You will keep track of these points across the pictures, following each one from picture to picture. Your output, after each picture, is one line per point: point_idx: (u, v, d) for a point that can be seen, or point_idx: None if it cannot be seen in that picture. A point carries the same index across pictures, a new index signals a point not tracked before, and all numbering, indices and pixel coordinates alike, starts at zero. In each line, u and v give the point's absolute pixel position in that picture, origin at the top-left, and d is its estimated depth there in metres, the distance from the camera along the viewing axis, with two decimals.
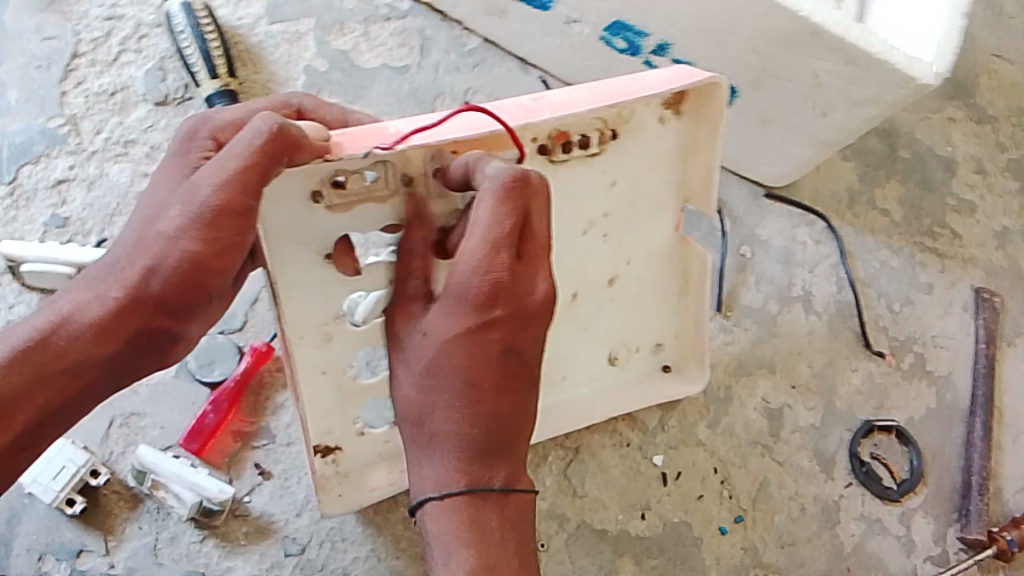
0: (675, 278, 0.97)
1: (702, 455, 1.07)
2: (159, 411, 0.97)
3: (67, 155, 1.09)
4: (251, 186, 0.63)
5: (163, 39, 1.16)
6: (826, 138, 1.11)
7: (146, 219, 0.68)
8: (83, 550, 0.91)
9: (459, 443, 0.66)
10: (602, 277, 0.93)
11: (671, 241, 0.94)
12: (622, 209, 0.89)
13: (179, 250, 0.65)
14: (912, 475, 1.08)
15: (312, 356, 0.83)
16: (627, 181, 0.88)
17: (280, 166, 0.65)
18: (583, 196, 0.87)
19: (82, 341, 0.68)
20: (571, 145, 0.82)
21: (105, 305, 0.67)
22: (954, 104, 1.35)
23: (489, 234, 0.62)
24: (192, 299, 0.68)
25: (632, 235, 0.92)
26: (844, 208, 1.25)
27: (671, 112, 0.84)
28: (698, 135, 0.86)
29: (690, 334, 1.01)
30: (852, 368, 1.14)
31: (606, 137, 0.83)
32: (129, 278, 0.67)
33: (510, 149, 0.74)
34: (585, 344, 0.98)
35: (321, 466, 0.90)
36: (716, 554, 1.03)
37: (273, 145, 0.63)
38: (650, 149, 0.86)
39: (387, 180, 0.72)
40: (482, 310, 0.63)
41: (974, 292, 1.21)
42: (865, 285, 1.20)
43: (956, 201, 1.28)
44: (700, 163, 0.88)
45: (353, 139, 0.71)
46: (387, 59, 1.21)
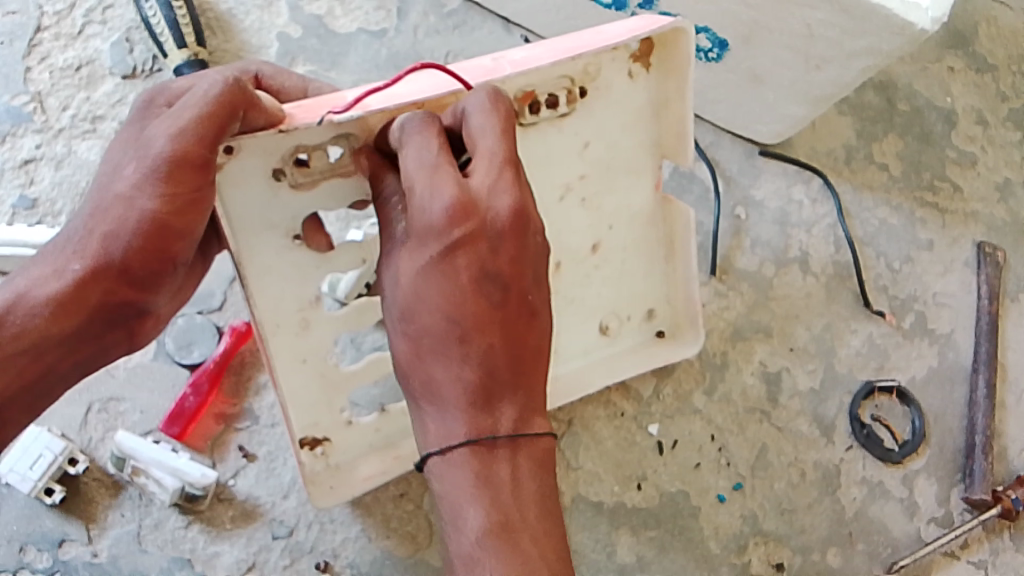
0: (660, 239, 0.94)
1: (698, 424, 1.04)
2: (139, 395, 0.95)
3: (34, 134, 1.05)
4: (209, 136, 0.61)
5: (130, 9, 1.12)
6: (821, 94, 1.07)
7: (102, 185, 0.66)
8: (65, 539, 0.88)
9: (458, 389, 0.60)
10: (584, 245, 0.90)
11: (652, 202, 0.91)
12: (598, 172, 0.86)
13: (138, 209, 0.64)
14: (914, 437, 1.05)
15: (291, 346, 0.80)
16: (601, 142, 0.84)
17: (235, 123, 0.63)
18: (556, 161, 0.83)
19: (42, 317, 0.64)
20: (538, 105, 0.78)
21: (65, 278, 0.64)
22: (953, 54, 1.31)
23: (425, 164, 0.59)
24: (155, 269, 0.67)
25: (612, 198, 0.89)
26: (841, 165, 1.22)
27: (638, 66, 0.81)
28: (668, 90, 0.83)
29: (681, 299, 0.98)
30: (852, 330, 1.11)
31: (574, 96, 0.79)
32: (90, 247, 0.64)
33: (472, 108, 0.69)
34: (575, 315, 0.95)
35: (311, 461, 0.87)
36: (715, 523, 1.00)
37: (229, 97, 0.62)
38: (619, 106, 0.82)
39: (353, 156, 0.69)
40: (444, 235, 0.58)
41: (976, 248, 1.18)
42: (864, 245, 1.17)
43: (957, 155, 1.24)
44: (673, 117, 0.84)
45: (309, 110, 0.68)
46: (364, 24, 1.17)
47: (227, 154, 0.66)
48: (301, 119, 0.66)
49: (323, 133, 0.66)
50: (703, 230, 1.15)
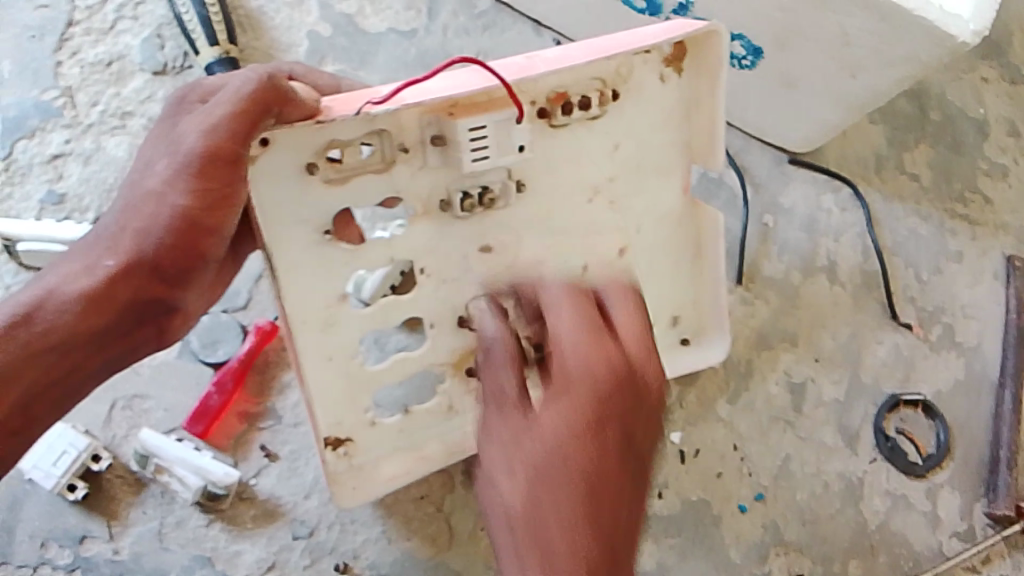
0: (689, 240, 0.92)
1: (721, 432, 1.04)
2: (163, 394, 0.95)
3: (63, 129, 1.05)
4: (243, 131, 0.63)
5: (160, 5, 1.13)
6: (852, 101, 1.06)
7: (133, 181, 0.67)
8: (87, 536, 0.88)
9: (578, 563, 0.51)
10: (613, 247, 0.87)
11: (682, 204, 0.89)
12: (627, 173, 0.84)
13: (170, 204, 0.64)
14: (938, 451, 1.05)
15: (317, 344, 0.80)
16: (632, 143, 0.82)
17: (268, 120, 0.65)
18: (587, 162, 0.81)
19: (73, 312, 0.64)
20: (571, 106, 0.76)
21: (95, 274, 0.64)
22: (987, 63, 1.30)
23: (573, 337, 0.58)
24: (185, 266, 0.67)
25: (641, 200, 0.86)
26: (871, 173, 1.21)
27: (671, 67, 0.80)
28: (700, 92, 0.81)
29: (708, 300, 0.96)
30: (878, 340, 1.10)
31: (607, 98, 0.77)
32: (121, 243, 0.65)
33: (507, 107, 0.70)
34: None
35: (334, 461, 0.87)
36: (736, 532, 0.99)
37: (262, 92, 0.64)
38: (650, 108, 0.81)
39: (383, 152, 0.71)
40: (600, 383, 0.55)
41: (1006, 260, 1.17)
42: (893, 254, 1.16)
43: (988, 165, 1.23)
44: (705, 119, 0.82)
45: (342, 104, 0.68)
46: (394, 23, 1.16)
47: (262, 146, 0.67)
48: (332, 110, 0.66)
49: (356, 127, 0.68)
50: (730, 236, 1.15)
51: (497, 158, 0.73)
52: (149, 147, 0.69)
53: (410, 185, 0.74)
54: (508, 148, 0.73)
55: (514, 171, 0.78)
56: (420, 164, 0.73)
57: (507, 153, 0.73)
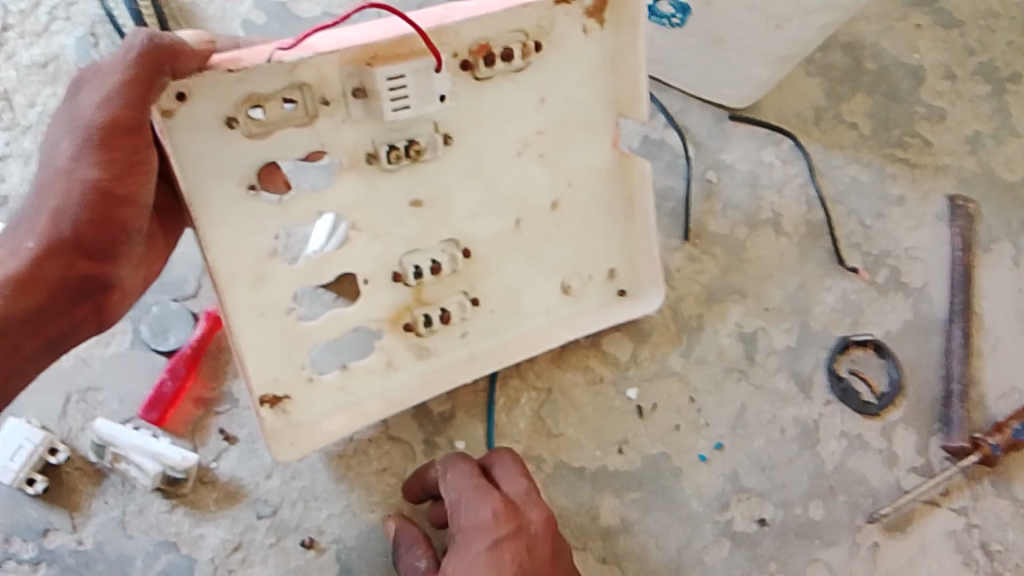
0: (621, 197, 0.94)
1: (675, 385, 1.05)
2: (116, 382, 0.95)
3: (2, 132, 1.04)
4: (138, 96, 0.65)
5: (92, 4, 1.13)
6: (780, 52, 1.07)
7: (42, 164, 0.68)
8: (50, 529, 0.89)
9: None
10: (544, 202, 0.90)
11: (611, 158, 0.91)
12: (555, 128, 0.86)
13: (81, 179, 0.66)
14: (891, 390, 1.06)
15: (249, 299, 0.80)
16: (558, 97, 0.84)
17: (163, 79, 0.66)
18: (514, 117, 0.83)
19: (3, 296, 0.64)
20: (493, 58, 0.77)
21: (20, 256, 0.65)
22: (919, 11, 1.37)
23: None
24: (110, 239, 0.68)
25: (571, 155, 0.88)
26: (811, 125, 1.24)
27: (593, 21, 0.82)
28: (623, 45, 0.83)
29: (643, 254, 0.98)
30: (825, 287, 1.12)
31: (529, 50, 0.78)
32: (40, 224, 0.66)
33: (426, 57, 0.73)
34: (536, 275, 0.94)
35: (272, 419, 0.88)
36: (697, 483, 1.00)
37: (148, 54, 0.65)
38: (575, 61, 0.83)
39: (306, 106, 0.72)
40: None
41: (948, 201, 1.19)
42: (835, 203, 1.19)
43: (926, 110, 1.27)
44: (628, 73, 0.85)
45: (255, 55, 0.70)
46: (326, 7, 1.17)
47: (179, 99, 0.68)
48: (247, 62, 0.68)
49: (278, 77, 0.69)
50: (674, 195, 1.17)
51: (418, 107, 0.75)
52: (49, 131, 0.70)
53: (334, 137, 0.75)
54: (429, 97, 0.75)
55: (439, 124, 0.79)
56: (342, 116, 0.74)
57: (427, 102, 0.75)
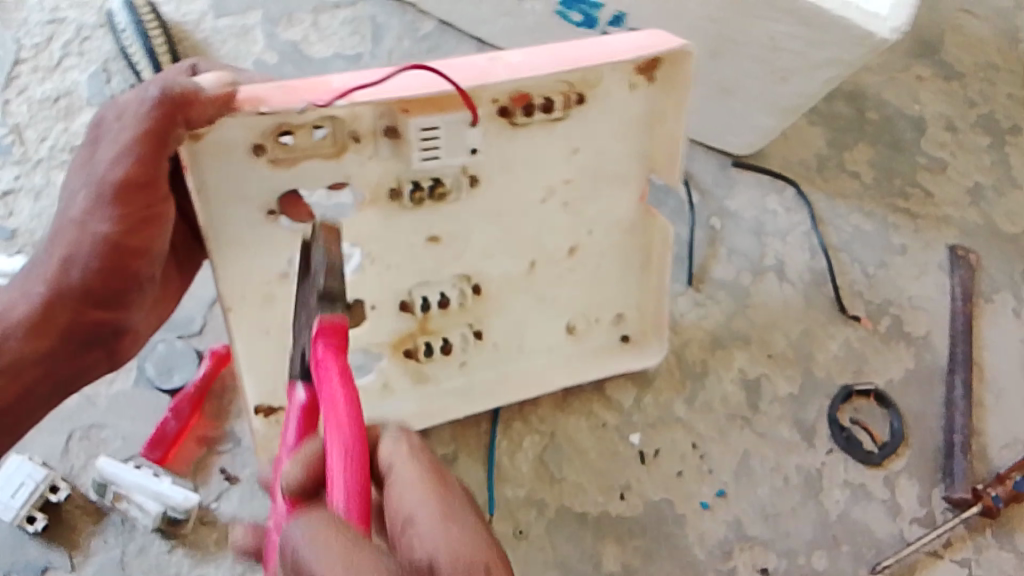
0: (638, 248, 0.92)
1: (679, 432, 1.05)
2: (120, 422, 0.95)
3: (13, 166, 1.04)
4: (151, 149, 0.62)
5: (107, 41, 1.14)
6: (788, 104, 1.09)
7: (58, 213, 0.66)
8: (49, 567, 0.88)
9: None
10: (561, 247, 0.88)
11: (635, 212, 0.89)
12: (584, 177, 0.83)
13: (91, 231, 0.64)
14: (893, 439, 1.06)
15: (255, 316, 0.79)
16: (591, 149, 0.81)
17: (179, 128, 0.62)
18: (543, 163, 0.80)
19: (15, 341, 0.64)
20: (533, 108, 0.75)
21: (30, 303, 0.64)
22: (920, 63, 1.39)
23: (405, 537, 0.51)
24: (118, 287, 0.66)
25: (597, 206, 0.86)
26: (814, 174, 1.26)
27: (641, 78, 0.78)
28: (666, 105, 0.79)
29: (650, 306, 0.97)
30: (829, 335, 1.13)
31: (571, 102, 0.76)
32: (49, 272, 0.65)
33: (461, 110, 0.72)
34: (541, 316, 0.94)
35: (266, 427, 0.87)
36: (699, 531, 1.00)
37: (161, 108, 0.62)
38: (617, 113, 0.79)
39: (336, 137, 0.70)
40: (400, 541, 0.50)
41: (949, 251, 1.21)
42: (839, 251, 1.20)
43: (928, 161, 1.29)
44: (665, 133, 0.81)
45: (290, 93, 0.65)
46: (339, 49, 1.18)
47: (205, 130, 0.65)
48: (278, 101, 0.64)
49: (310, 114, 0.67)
50: (678, 241, 1.18)
51: (447, 158, 0.74)
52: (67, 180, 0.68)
53: (359, 172, 0.73)
54: (459, 149, 0.74)
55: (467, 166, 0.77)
56: (369, 153, 0.73)
57: (457, 155, 0.74)
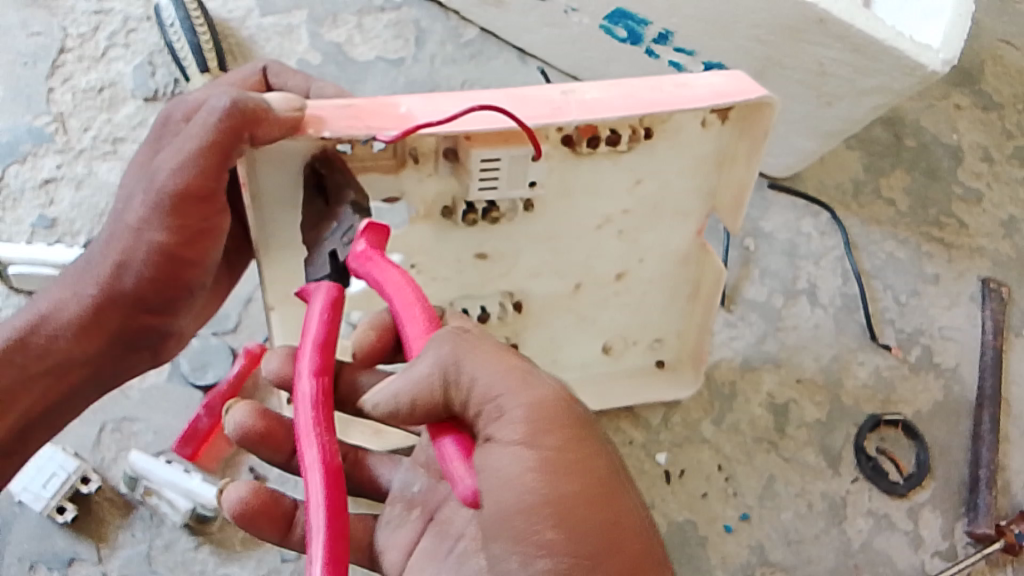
0: (687, 281, 0.89)
1: (706, 453, 1.05)
2: (152, 416, 0.95)
3: (56, 154, 1.06)
4: (212, 165, 0.61)
5: (152, 33, 1.15)
6: (831, 129, 1.08)
7: (116, 216, 0.67)
8: (76, 558, 0.88)
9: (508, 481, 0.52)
10: (608, 273, 0.87)
11: (690, 244, 0.85)
12: (643, 209, 0.81)
13: (145, 241, 0.65)
14: (918, 471, 1.05)
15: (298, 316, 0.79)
16: (655, 182, 0.78)
17: (242, 144, 0.61)
18: (603, 193, 0.78)
19: (64, 341, 0.69)
20: (598, 140, 0.73)
21: (81, 306, 0.68)
22: (960, 91, 1.38)
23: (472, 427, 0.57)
24: (168, 291, 0.68)
25: (650, 235, 0.83)
26: (849, 199, 1.25)
27: (715, 116, 0.73)
28: (737, 145, 0.75)
29: (692, 337, 0.96)
30: (859, 362, 1.12)
31: (637, 137, 0.73)
32: (103, 274, 0.67)
33: (526, 145, 0.69)
34: (582, 334, 0.93)
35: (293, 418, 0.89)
36: (722, 553, 0.99)
37: (229, 120, 0.60)
38: (685, 150, 0.76)
39: (396, 152, 0.70)
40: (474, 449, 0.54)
41: (982, 282, 1.20)
42: (871, 277, 1.19)
43: (963, 190, 1.28)
44: (734, 175, 0.77)
45: (357, 119, 0.62)
46: (382, 52, 1.19)
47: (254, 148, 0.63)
48: (342, 126, 0.61)
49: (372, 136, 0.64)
50: None
51: (506, 189, 0.72)
52: (128, 181, 0.69)
53: (415, 189, 0.73)
54: (519, 181, 0.72)
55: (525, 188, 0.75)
56: (429, 172, 0.72)
57: (516, 185, 0.72)
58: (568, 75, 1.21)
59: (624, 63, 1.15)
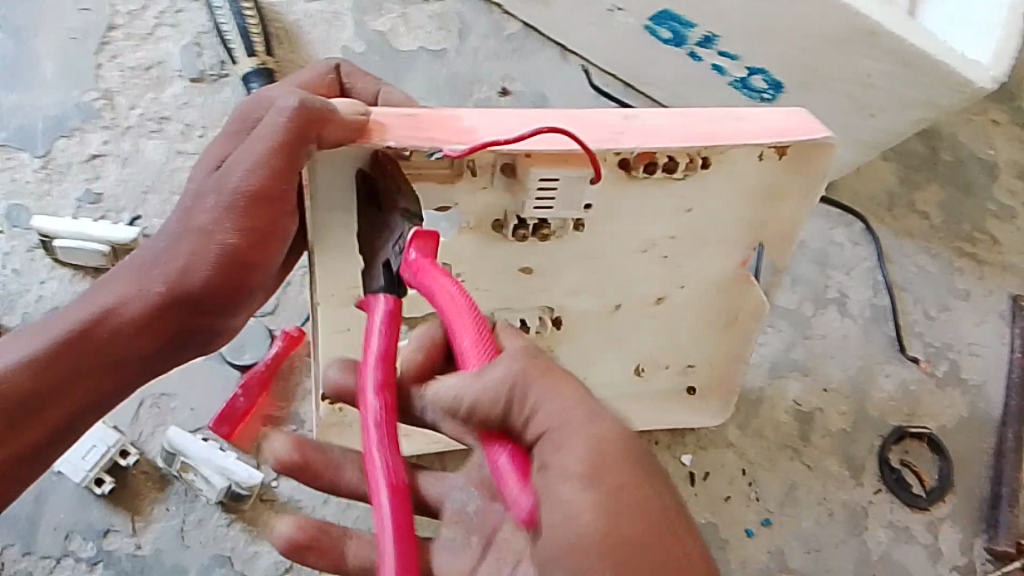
0: (726, 312, 0.90)
1: (730, 456, 1.06)
2: (190, 392, 0.97)
3: (102, 131, 1.08)
4: (283, 164, 0.65)
5: (201, 15, 1.17)
6: (871, 141, 1.08)
7: (184, 215, 0.70)
8: (110, 530, 0.90)
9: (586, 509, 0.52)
10: (650, 296, 0.88)
11: (732, 275, 0.86)
12: (689, 237, 0.81)
13: (217, 242, 0.69)
14: (941, 484, 1.06)
15: None
16: (703, 213, 0.79)
17: (309, 145, 0.64)
18: (652, 217, 0.78)
19: (127, 333, 0.70)
20: (655, 166, 0.73)
21: (147, 300, 0.70)
22: (998, 107, 1.37)
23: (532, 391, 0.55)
24: (231, 292, 0.71)
25: (695, 264, 0.84)
26: (883, 210, 1.26)
27: (773, 151, 0.73)
28: (790, 180, 0.76)
29: (728, 365, 0.96)
30: (885, 373, 1.13)
31: (694, 165, 0.73)
32: (171, 272, 0.70)
33: (585, 166, 0.69)
34: (612, 351, 0.94)
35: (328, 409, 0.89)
36: (742, 556, 1.01)
37: (297, 120, 0.64)
38: (738, 182, 0.76)
39: (453, 165, 0.70)
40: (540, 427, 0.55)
41: (1012, 300, 1.20)
42: (901, 289, 1.19)
43: (997, 207, 1.28)
44: (785, 211, 0.78)
45: (418, 129, 0.64)
46: (426, 42, 1.21)
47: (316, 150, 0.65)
48: (405, 136, 0.63)
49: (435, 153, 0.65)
50: None
51: (560, 210, 0.73)
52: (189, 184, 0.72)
53: (468, 200, 0.73)
54: (573, 202, 0.73)
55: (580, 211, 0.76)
56: (483, 184, 0.72)
57: (571, 207, 0.73)
58: (609, 75, 1.22)
59: (667, 65, 1.15)
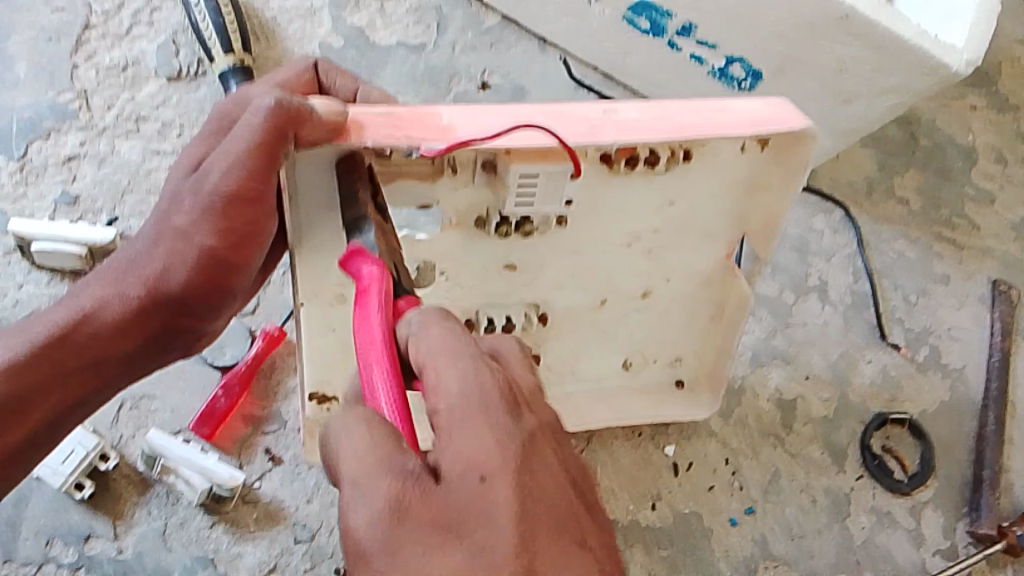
0: (711, 302, 0.90)
1: (713, 446, 1.06)
2: (170, 394, 0.96)
3: (78, 131, 1.07)
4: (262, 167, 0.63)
5: (175, 13, 1.16)
6: (848, 129, 1.09)
7: (162, 215, 0.69)
8: (92, 534, 0.89)
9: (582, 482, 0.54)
10: (633, 288, 0.87)
11: (717, 266, 0.86)
12: (671, 229, 0.81)
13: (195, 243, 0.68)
14: (922, 469, 1.06)
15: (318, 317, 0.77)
16: (684, 204, 0.79)
17: (287, 143, 0.62)
18: (632, 210, 0.78)
19: (106, 336, 0.71)
20: (636, 160, 0.72)
21: (126, 304, 0.70)
22: (975, 92, 1.38)
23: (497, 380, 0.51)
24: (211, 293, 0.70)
25: (676, 255, 0.84)
26: (862, 197, 1.26)
27: (755, 142, 0.73)
28: (773, 171, 0.75)
29: (710, 354, 0.96)
30: (867, 360, 1.13)
31: (675, 158, 0.73)
32: (151, 275, 0.69)
33: (564, 161, 0.69)
34: (603, 350, 0.94)
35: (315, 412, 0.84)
36: (726, 546, 1.01)
37: (275, 119, 0.61)
38: (721, 172, 0.76)
39: (435, 165, 0.69)
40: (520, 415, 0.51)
41: (991, 285, 1.21)
42: (881, 276, 1.20)
43: (975, 192, 1.28)
44: (767, 201, 0.77)
45: (398, 127, 0.62)
46: (402, 37, 1.20)
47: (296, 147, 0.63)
48: (384, 134, 0.62)
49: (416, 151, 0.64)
50: None
51: (539, 205, 0.73)
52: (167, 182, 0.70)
53: (450, 197, 0.73)
54: (554, 197, 0.73)
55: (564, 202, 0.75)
56: (464, 182, 0.72)
57: (552, 201, 0.73)
58: (588, 66, 1.21)
59: (645, 55, 1.15)
